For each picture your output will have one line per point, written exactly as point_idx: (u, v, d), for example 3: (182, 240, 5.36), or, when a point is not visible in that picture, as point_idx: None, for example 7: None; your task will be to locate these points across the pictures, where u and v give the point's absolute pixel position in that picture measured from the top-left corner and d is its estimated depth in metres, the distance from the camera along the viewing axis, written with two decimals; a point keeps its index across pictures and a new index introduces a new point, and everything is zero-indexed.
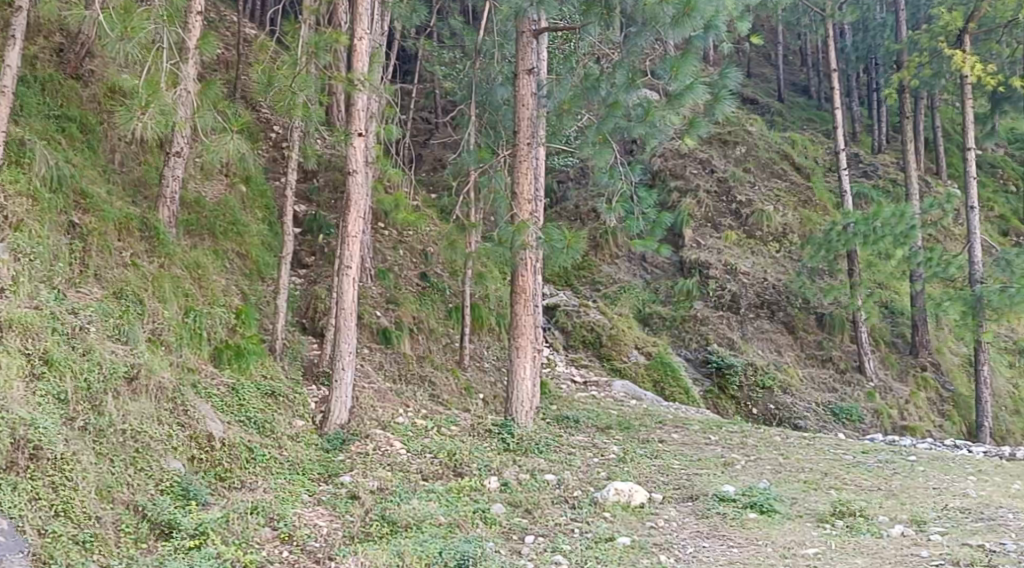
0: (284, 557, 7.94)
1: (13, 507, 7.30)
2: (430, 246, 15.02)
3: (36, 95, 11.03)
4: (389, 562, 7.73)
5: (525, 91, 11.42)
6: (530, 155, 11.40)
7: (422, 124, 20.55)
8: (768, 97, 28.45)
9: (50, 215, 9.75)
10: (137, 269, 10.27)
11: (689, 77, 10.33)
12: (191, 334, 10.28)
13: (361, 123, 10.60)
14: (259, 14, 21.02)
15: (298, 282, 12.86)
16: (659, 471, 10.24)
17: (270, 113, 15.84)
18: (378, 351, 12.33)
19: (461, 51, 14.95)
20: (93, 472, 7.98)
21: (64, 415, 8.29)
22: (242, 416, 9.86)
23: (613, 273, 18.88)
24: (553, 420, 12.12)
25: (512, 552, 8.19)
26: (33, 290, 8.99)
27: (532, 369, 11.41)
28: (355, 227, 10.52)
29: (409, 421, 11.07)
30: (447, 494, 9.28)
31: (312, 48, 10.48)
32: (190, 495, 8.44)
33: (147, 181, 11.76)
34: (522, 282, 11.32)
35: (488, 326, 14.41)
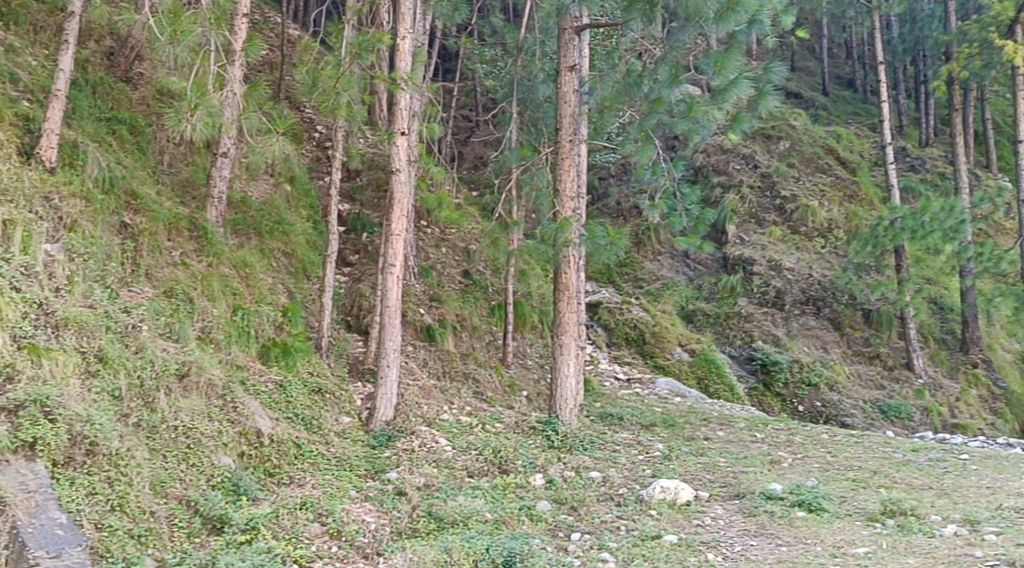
0: (333, 552, 8.06)
1: (71, 501, 7.45)
2: (472, 244, 15.07)
3: (87, 98, 11.25)
4: (436, 559, 7.79)
5: (567, 88, 11.43)
6: (572, 152, 11.40)
7: (463, 123, 20.77)
8: (813, 91, 28.15)
9: (103, 216, 9.92)
10: (186, 268, 10.41)
11: (734, 73, 10.18)
12: (239, 331, 10.44)
13: (404, 122, 10.65)
14: (303, 15, 21.24)
15: (343, 281, 12.97)
16: (705, 468, 10.18)
17: (313, 113, 16.01)
18: (423, 349, 12.38)
19: (503, 49, 14.96)
20: (146, 467, 8.14)
21: (119, 411, 8.45)
22: (289, 413, 10.00)
23: (655, 270, 18.97)
24: (598, 417, 12.11)
25: (559, 549, 8.22)
26: (88, 290, 9.14)
27: (576, 366, 11.40)
28: (399, 226, 10.59)
29: (453, 417, 11.13)
30: (493, 491, 9.35)
31: (356, 48, 10.51)
32: (240, 490, 8.59)
33: (195, 182, 11.91)
34: (565, 279, 11.30)
35: (531, 324, 14.44)
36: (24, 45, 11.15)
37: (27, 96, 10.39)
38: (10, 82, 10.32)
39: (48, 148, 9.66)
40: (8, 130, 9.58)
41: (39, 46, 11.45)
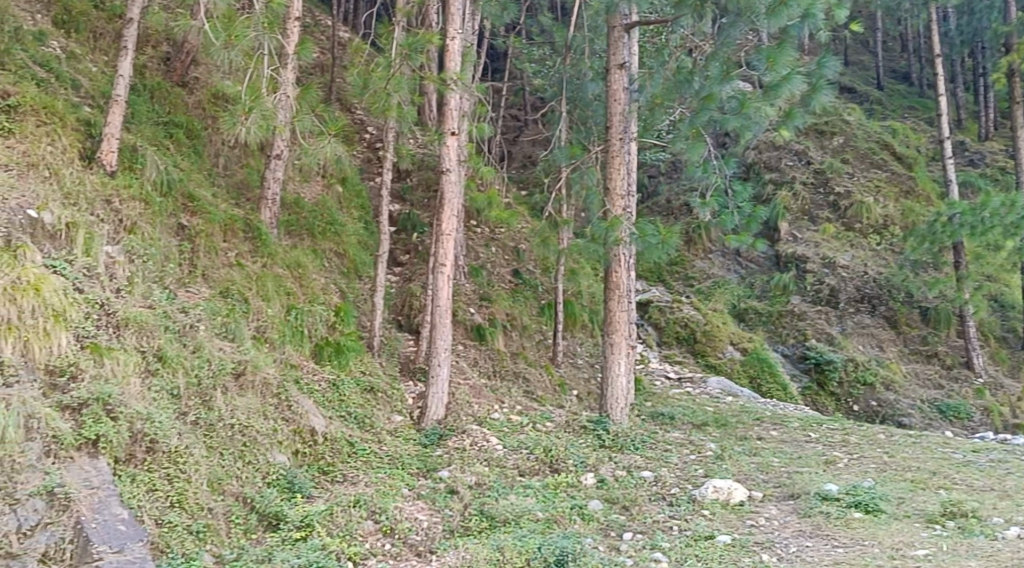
0: (387, 550, 8.15)
1: (132, 497, 7.63)
2: (522, 243, 15.10)
3: (145, 103, 11.48)
4: (488, 558, 7.83)
5: (617, 86, 11.38)
6: (622, 150, 11.36)
7: (511, 122, 20.88)
8: (867, 85, 27.66)
9: (161, 218, 10.12)
10: (241, 268, 10.58)
11: (786, 68, 10.03)
12: (293, 331, 10.59)
13: (454, 122, 10.71)
14: (353, 18, 21.48)
15: (393, 281, 13.08)
16: (758, 468, 10.08)
17: (364, 114, 16.18)
18: (473, 348, 12.43)
19: (552, 47, 14.95)
20: (204, 464, 8.29)
21: (177, 409, 8.61)
22: (342, 411, 10.13)
23: (706, 269, 18.92)
24: (648, 416, 12.05)
25: (610, 548, 8.20)
26: (147, 290, 9.33)
27: (626, 365, 11.36)
28: (449, 226, 10.65)
29: (504, 416, 11.16)
30: (544, 490, 9.37)
31: (406, 49, 10.56)
32: (295, 488, 8.74)
33: (249, 184, 12.11)
34: (615, 278, 11.27)
35: (581, 323, 14.43)
36: (84, 52, 11.43)
37: (88, 101, 10.65)
38: (71, 87, 10.58)
39: (108, 153, 9.89)
40: (70, 134, 9.80)
41: (99, 53, 11.73)
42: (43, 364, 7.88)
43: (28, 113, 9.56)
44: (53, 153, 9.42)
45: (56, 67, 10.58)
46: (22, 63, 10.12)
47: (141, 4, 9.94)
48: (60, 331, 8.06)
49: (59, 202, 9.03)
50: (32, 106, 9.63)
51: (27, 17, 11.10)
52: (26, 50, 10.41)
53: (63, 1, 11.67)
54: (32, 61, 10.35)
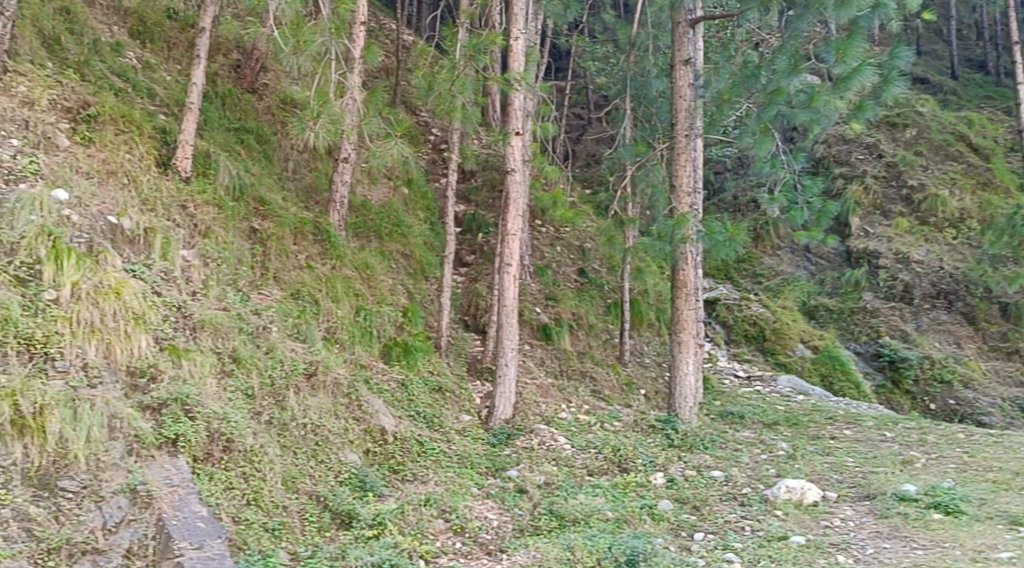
0: (457, 548, 8.21)
1: (211, 495, 7.81)
2: (587, 241, 15.07)
3: (217, 110, 11.75)
4: (558, 558, 7.82)
5: (682, 82, 11.32)
6: (688, 147, 11.28)
7: (574, 121, 20.92)
8: (940, 76, 26.90)
9: (233, 222, 10.33)
10: (311, 271, 10.77)
11: (856, 60, 9.81)
12: (362, 332, 10.74)
13: (519, 122, 10.67)
14: (416, 22, 21.72)
15: (459, 281, 13.17)
16: (832, 468, 9.88)
17: (429, 116, 16.35)
18: (539, 347, 12.43)
19: (615, 45, 14.86)
20: (278, 464, 8.46)
21: (252, 409, 8.78)
22: (411, 411, 10.24)
23: (774, 265, 19.04)
24: (717, 415, 11.91)
25: (682, 549, 8.13)
26: (222, 292, 9.54)
27: (694, 364, 11.24)
28: (515, 225, 10.67)
29: (571, 416, 11.16)
30: (613, 489, 9.33)
31: (470, 50, 10.59)
32: (366, 486, 8.84)
33: (317, 187, 12.35)
34: (682, 276, 11.18)
35: (648, 321, 14.33)
36: (159, 61, 11.75)
37: (163, 110, 10.94)
38: (147, 96, 10.88)
39: (183, 159, 10.15)
40: (147, 142, 10.07)
41: (173, 62, 12.04)
42: (124, 365, 8.10)
43: (108, 122, 9.78)
44: (131, 161, 9.67)
45: (133, 77, 10.89)
46: (100, 74, 10.44)
47: (213, 13, 10.15)
48: (139, 333, 8.27)
49: (137, 208, 9.27)
50: (111, 115, 9.85)
51: (105, 28, 11.41)
52: (104, 61, 10.73)
53: (138, 12, 12.01)
54: (109, 72, 10.65)
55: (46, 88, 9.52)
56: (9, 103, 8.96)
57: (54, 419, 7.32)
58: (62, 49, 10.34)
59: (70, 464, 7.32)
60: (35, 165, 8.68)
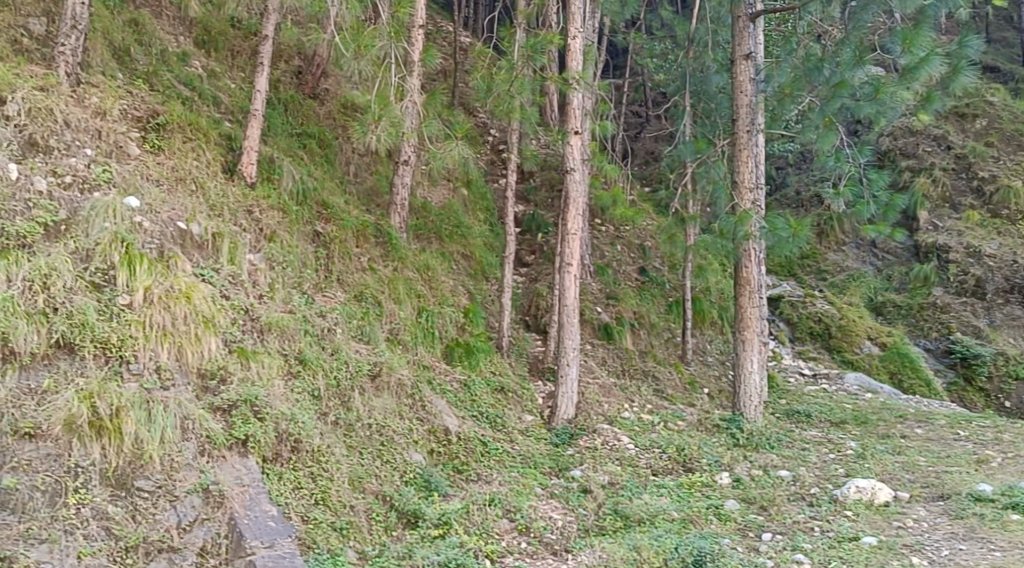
0: (522, 548, 8.21)
1: (280, 495, 7.95)
2: (648, 240, 14.99)
3: (280, 116, 11.94)
4: (625, 558, 7.78)
5: (742, 77, 11.18)
6: (750, 143, 11.16)
7: (632, 118, 20.80)
8: (1013, 64, 26.06)
9: (298, 226, 10.49)
10: (373, 273, 10.89)
11: (924, 49, 9.50)
12: (425, 333, 10.83)
13: (577, 121, 10.68)
14: (473, 23, 21.83)
15: (520, 281, 13.19)
16: (903, 468, 9.67)
17: (487, 117, 16.43)
18: (601, 346, 12.38)
19: (674, 41, 14.76)
20: (345, 464, 8.56)
21: (319, 410, 8.92)
22: (475, 411, 10.30)
23: (839, 261, 18.71)
24: (783, 414, 11.75)
25: (750, 549, 8.04)
26: (287, 295, 9.68)
27: (759, 362, 11.10)
28: (575, 225, 10.65)
29: (634, 415, 11.12)
30: (678, 489, 9.26)
31: (528, 50, 10.59)
32: (431, 486, 8.91)
33: (378, 190, 12.49)
34: (745, 274, 11.09)
35: (711, 320, 14.19)
36: (223, 69, 11.99)
37: (228, 117, 11.18)
38: (213, 104, 11.12)
39: (248, 165, 10.34)
40: (213, 149, 10.29)
41: (237, 70, 12.30)
42: (194, 368, 8.20)
43: (176, 130, 10.01)
44: (198, 167, 9.88)
45: (199, 85, 11.13)
46: (168, 83, 10.69)
47: (275, 21, 10.32)
48: (209, 336, 8.37)
49: (206, 213, 9.42)
50: (179, 123, 10.08)
51: (171, 39, 11.68)
52: (172, 71, 10.98)
53: (203, 22, 12.28)
54: (176, 81, 10.90)
55: (117, 99, 9.77)
56: (81, 112, 9.19)
57: (129, 421, 7.46)
58: (132, 59, 10.63)
59: (145, 465, 7.46)
60: (107, 173, 8.87)
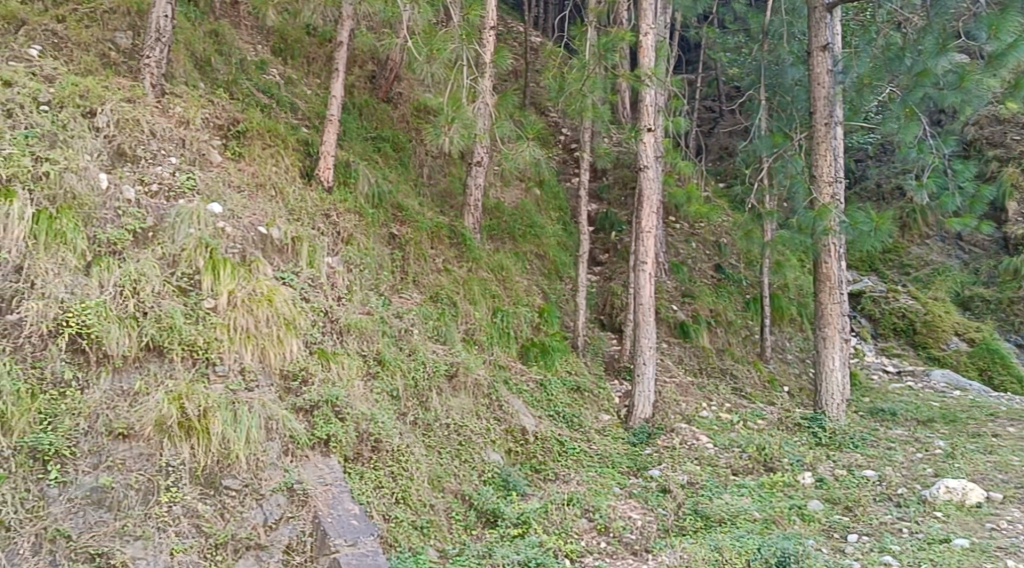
0: (602, 548, 8.19)
1: (361, 493, 8.03)
2: (723, 236, 14.79)
3: (355, 120, 12.13)
4: (707, 559, 7.69)
5: (820, 69, 10.97)
6: (829, 136, 10.94)
7: (705, 113, 20.53)
8: None
9: (374, 228, 10.63)
10: (448, 274, 10.96)
11: (1012, 35, 9.14)
12: (500, 333, 10.89)
13: (650, 118, 10.59)
14: (543, 22, 21.95)
15: (594, 280, 13.17)
16: (995, 468, 9.34)
17: (559, 116, 16.44)
18: (677, 345, 12.27)
19: (747, 35, 14.53)
20: (424, 463, 8.64)
21: (398, 410, 9.04)
22: (552, 411, 10.31)
23: (923, 255, 18.16)
24: (867, 412, 11.47)
25: (835, 550, 7.87)
26: (365, 297, 9.81)
27: (841, 359, 10.87)
28: (650, 222, 10.55)
29: (713, 414, 10.99)
30: (760, 489, 9.12)
31: (600, 49, 10.51)
32: (510, 485, 8.96)
33: (451, 192, 12.61)
34: (825, 269, 10.88)
35: (789, 317, 13.93)
36: (300, 76, 12.25)
37: (305, 123, 11.41)
38: (290, 111, 11.37)
39: (325, 170, 10.53)
40: (292, 154, 10.51)
41: (312, 76, 12.55)
42: (278, 369, 8.37)
43: (256, 137, 10.26)
44: (278, 173, 10.09)
45: (277, 93, 11.41)
46: (247, 92, 10.97)
47: (349, 28, 10.50)
48: (291, 338, 8.55)
49: (285, 218, 9.60)
50: (258, 131, 10.32)
51: (250, 48, 11.97)
52: (251, 79, 11.26)
53: (280, 30, 12.57)
54: (256, 89, 11.18)
55: (199, 108, 10.02)
56: (166, 123, 9.46)
57: (216, 421, 7.63)
58: (212, 69, 10.91)
59: (232, 464, 7.61)
60: (191, 181, 9.11)
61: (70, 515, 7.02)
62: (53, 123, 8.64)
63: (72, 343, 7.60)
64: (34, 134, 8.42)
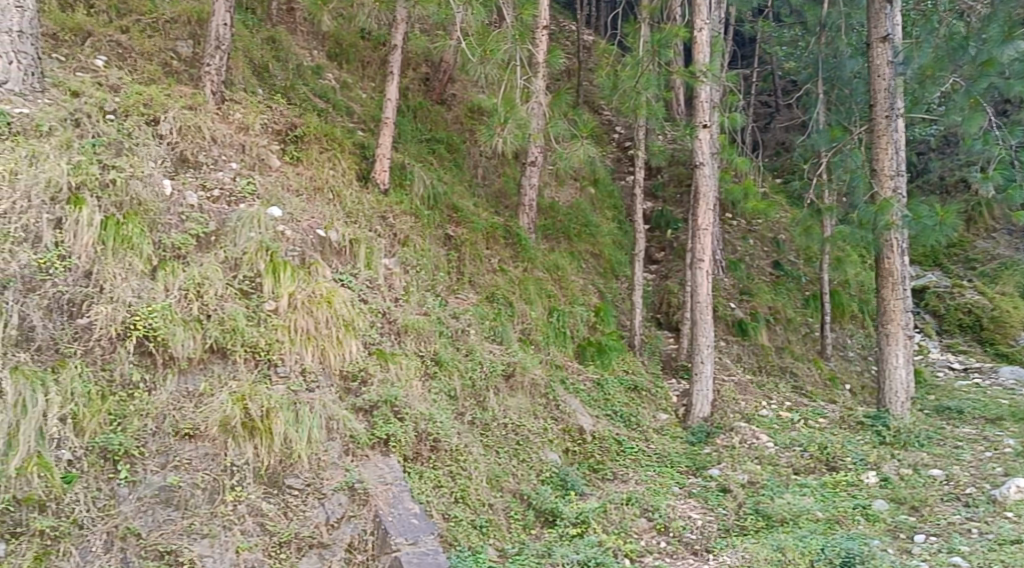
0: (662, 548, 8.14)
1: (421, 493, 8.08)
2: (781, 233, 14.60)
3: (410, 123, 12.23)
4: (770, 558, 7.59)
5: (880, 61, 10.73)
6: (889, 129, 10.69)
7: (761, 108, 20.30)
8: None
9: (430, 230, 10.71)
10: (504, 274, 11.00)
11: None
12: (556, 333, 10.89)
13: (706, 114, 10.47)
14: (595, 21, 21.97)
15: (650, 279, 13.10)
16: None
17: (612, 115, 16.41)
18: (735, 343, 12.14)
19: (804, 28, 14.34)
20: (483, 462, 8.69)
21: (456, 410, 9.10)
22: (609, 411, 10.28)
23: (990, 249, 17.69)
24: (933, 411, 11.21)
25: (902, 551, 7.72)
26: (422, 298, 9.89)
27: (905, 357, 10.65)
28: (706, 220, 10.45)
29: (773, 413, 10.84)
30: (822, 489, 8.99)
31: (654, 46, 10.44)
32: (568, 485, 8.96)
33: (506, 192, 12.65)
34: (887, 265, 10.67)
35: (851, 314, 13.71)
36: (355, 80, 12.42)
37: (361, 126, 11.55)
38: (347, 114, 11.53)
39: (381, 172, 10.63)
40: (348, 157, 10.63)
41: (367, 80, 12.71)
42: (337, 369, 8.48)
43: (313, 141, 10.40)
44: (335, 176, 10.21)
45: (333, 97, 11.58)
46: (305, 97, 11.15)
47: (404, 31, 10.60)
48: (350, 339, 8.66)
49: (343, 221, 9.73)
50: (315, 135, 10.47)
51: (306, 53, 12.15)
52: (307, 84, 11.44)
53: (335, 35, 12.74)
54: (312, 94, 11.37)
55: (258, 113, 10.21)
56: (227, 129, 9.65)
57: (279, 421, 7.75)
58: (270, 75, 11.10)
59: (295, 464, 7.73)
60: (251, 186, 9.27)
61: (139, 514, 7.17)
62: (119, 131, 8.87)
63: (139, 346, 7.77)
64: (101, 142, 8.63)
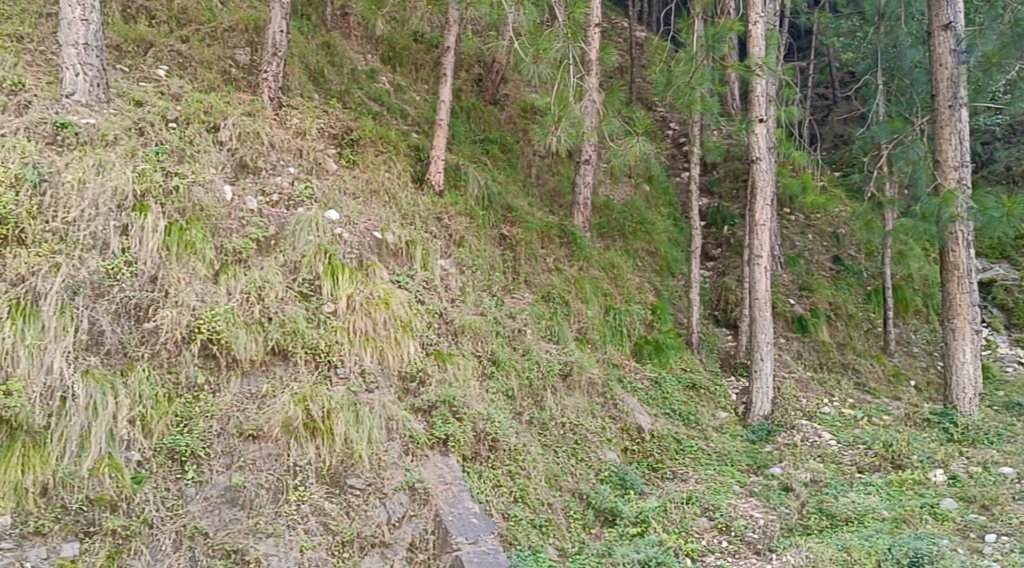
0: (723, 547, 8.04)
1: (481, 492, 8.10)
2: (841, 227, 14.36)
3: (463, 124, 12.29)
4: (835, 558, 7.47)
5: (942, 50, 10.45)
6: (953, 119, 10.44)
7: (818, 101, 19.99)
8: None
9: (485, 230, 10.75)
10: (560, 273, 10.99)
11: None
12: (613, 331, 10.85)
13: (762, 108, 10.34)
14: (648, 17, 21.94)
15: (707, 276, 12.98)
16: None
17: (666, 111, 16.32)
18: (796, 340, 11.94)
19: (862, 18, 14.08)
20: (541, 462, 8.70)
21: (514, 409, 9.12)
22: (667, 409, 10.22)
23: None
24: (1003, 407, 10.90)
25: (972, 551, 7.53)
26: (478, 298, 9.90)
27: (972, 351, 10.39)
28: (763, 215, 10.30)
29: (836, 410, 10.66)
30: (888, 487, 8.82)
31: (709, 41, 10.35)
32: (627, 484, 8.91)
33: (560, 192, 12.65)
34: (952, 258, 10.42)
35: (914, 309, 13.43)
36: (409, 83, 12.54)
37: (415, 128, 11.64)
38: (401, 117, 11.64)
39: (436, 174, 10.70)
40: (403, 160, 10.70)
41: (421, 82, 12.83)
42: (396, 370, 8.55)
43: (368, 144, 10.51)
44: (390, 178, 10.28)
45: (387, 100, 11.72)
46: (360, 101, 11.29)
47: (456, 33, 10.64)
48: (408, 340, 8.72)
49: (399, 223, 9.81)
50: (371, 138, 10.58)
51: (360, 58, 12.30)
52: (362, 88, 11.59)
53: (389, 39, 12.88)
54: (367, 97, 11.51)
55: (315, 118, 10.35)
56: (285, 134, 9.80)
57: (340, 422, 7.83)
58: (326, 80, 11.25)
59: (355, 464, 7.79)
60: (309, 190, 9.39)
61: (205, 514, 7.32)
62: (181, 139, 9.06)
63: (204, 349, 7.93)
64: (164, 150, 8.82)
